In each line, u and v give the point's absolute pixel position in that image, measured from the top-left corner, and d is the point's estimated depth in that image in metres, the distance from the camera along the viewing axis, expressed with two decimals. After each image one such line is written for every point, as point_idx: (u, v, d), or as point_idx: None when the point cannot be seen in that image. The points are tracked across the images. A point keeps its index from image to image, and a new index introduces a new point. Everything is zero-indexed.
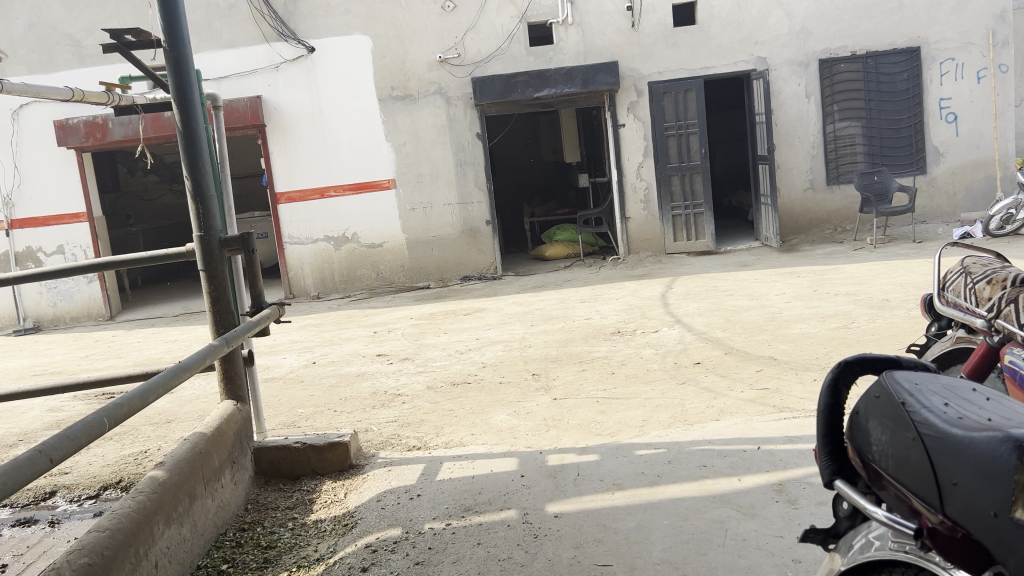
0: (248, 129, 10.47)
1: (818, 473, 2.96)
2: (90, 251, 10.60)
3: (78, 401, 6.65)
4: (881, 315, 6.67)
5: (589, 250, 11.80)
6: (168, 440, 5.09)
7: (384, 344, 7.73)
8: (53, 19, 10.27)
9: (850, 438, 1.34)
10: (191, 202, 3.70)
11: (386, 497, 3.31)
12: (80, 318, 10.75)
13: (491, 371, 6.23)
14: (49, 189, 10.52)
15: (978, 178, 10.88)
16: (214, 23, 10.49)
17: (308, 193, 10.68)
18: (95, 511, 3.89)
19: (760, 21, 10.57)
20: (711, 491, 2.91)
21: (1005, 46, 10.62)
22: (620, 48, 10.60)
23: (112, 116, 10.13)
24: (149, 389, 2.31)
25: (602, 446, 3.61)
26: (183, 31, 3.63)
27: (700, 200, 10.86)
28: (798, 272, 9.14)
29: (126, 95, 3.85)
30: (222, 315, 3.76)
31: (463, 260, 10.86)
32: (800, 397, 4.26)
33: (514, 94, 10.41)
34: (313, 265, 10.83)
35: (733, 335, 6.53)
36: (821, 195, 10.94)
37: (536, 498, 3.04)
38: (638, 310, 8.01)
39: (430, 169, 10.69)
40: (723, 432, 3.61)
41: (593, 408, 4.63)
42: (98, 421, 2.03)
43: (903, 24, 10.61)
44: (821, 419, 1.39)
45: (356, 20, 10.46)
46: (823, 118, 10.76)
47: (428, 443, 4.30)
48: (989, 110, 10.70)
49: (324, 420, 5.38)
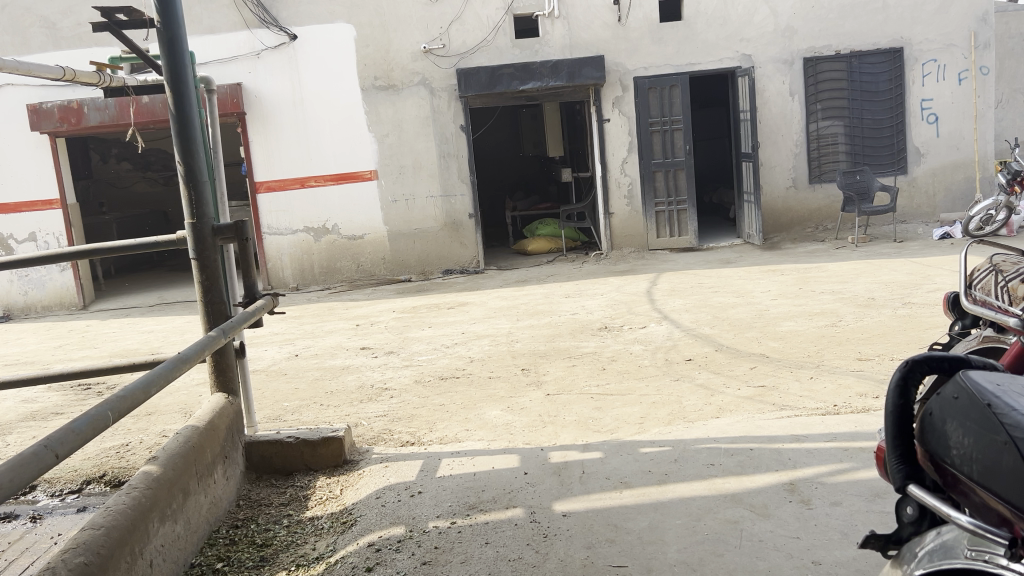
0: (228, 117, 10.28)
1: (829, 474, 2.92)
2: (63, 239, 10.35)
3: (53, 392, 6.47)
4: (868, 313, 6.68)
5: (571, 245, 11.73)
6: (151, 433, 4.95)
7: (367, 337, 7.61)
8: (27, 1, 10.00)
9: (921, 441, 1.30)
10: (184, 188, 3.58)
11: (385, 494, 3.22)
12: (52, 307, 10.51)
13: (479, 365, 6.16)
14: (21, 175, 10.25)
15: (957, 180, 10.99)
16: (194, 7, 10.24)
17: (288, 183, 10.50)
18: (79, 507, 3.76)
19: (747, 18, 10.58)
20: (722, 491, 2.86)
21: (986, 49, 10.71)
22: (606, 42, 10.54)
23: (88, 100, 9.91)
24: (151, 380, 2.20)
25: (605, 443, 3.55)
26: (178, 12, 3.51)
27: (684, 196, 10.86)
28: (782, 269, 9.16)
29: (115, 76, 3.70)
30: (214, 306, 3.65)
31: (445, 253, 10.77)
32: (800, 395, 4.23)
33: (499, 87, 10.32)
34: (292, 256, 10.65)
35: (722, 331, 6.51)
36: (804, 194, 10.96)
37: (542, 496, 2.97)
38: (624, 306, 7.98)
39: (413, 160, 10.58)
40: (727, 429, 3.56)
41: (589, 405, 4.57)
42: (103, 414, 1.92)
43: (887, 24, 10.65)
44: (887, 420, 1.35)
45: (340, 8, 10.31)
46: (807, 117, 10.78)
47: (422, 439, 4.21)
48: (970, 112, 10.80)
49: (312, 414, 5.28)
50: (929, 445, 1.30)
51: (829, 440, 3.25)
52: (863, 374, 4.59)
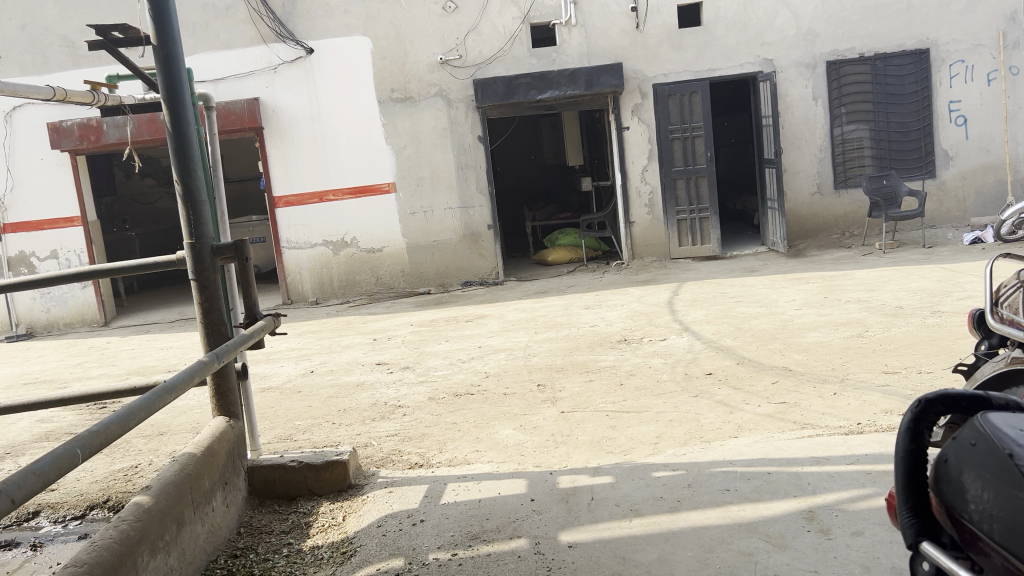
0: (246, 132, 10.26)
1: (850, 501, 2.76)
2: (84, 256, 10.39)
3: (69, 412, 6.45)
4: (896, 323, 6.47)
5: (592, 255, 11.59)
6: (160, 454, 4.89)
7: (383, 352, 7.53)
8: (47, 20, 10.08)
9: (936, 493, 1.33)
10: (182, 207, 3.49)
11: (387, 522, 3.11)
12: (74, 324, 10.55)
13: (494, 381, 6.05)
14: (43, 193, 10.31)
15: (988, 183, 10.72)
16: (211, 23, 10.26)
17: (306, 197, 10.48)
18: (81, 534, 3.69)
19: (768, 22, 10.39)
20: (736, 519, 2.72)
21: (1015, 48, 10.45)
22: (624, 50, 10.42)
23: (107, 117, 9.93)
24: (130, 413, 2.12)
25: (617, 466, 3.41)
26: (174, 28, 3.44)
27: (706, 204, 10.68)
28: (807, 278, 8.95)
29: (112, 96, 3.62)
30: (215, 327, 3.56)
31: (465, 265, 10.68)
32: (822, 412, 4.06)
33: (516, 97, 10.23)
34: (311, 270, 10.62)
35: (744, 343, 6.34)
36: (829, 200, 10.73)
37: (547, 526, 2.84)
38: (644, 317, 7.82)
39: (431, 172, 10.52)
40: (744, 450, 3.41)
41: (603, 423, 4.43)
42: (70, 452, 1.84)
43: (913, 25, 10.42)
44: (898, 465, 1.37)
45: (356, 20, 10.28)
46: (831, 121, 10.57)
47: (430, 461, 4.10)
48: (1000, 113, 10.54)
49: (323, 433, 5.18)
50: (946, 497, 1.33)
51: (851, 463, 3.09)
52: (889, 390, 4.41)
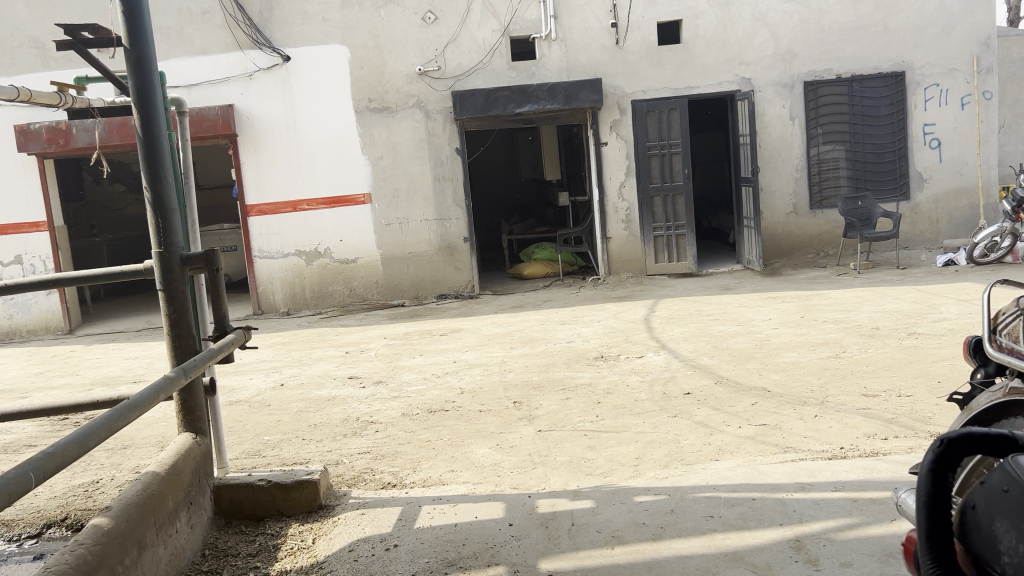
0: (219, 139, 10.07)
1: (838, 530, 2.69)
2: (50, 261, 10.14)
3: (29, 424, 6.24)
4: (873, 344, 6.44)
5: (568, 270, 11.54)
6: (123, 469, 4.72)
7: (356, 365, 7.39)
8: (17, 21, 9.86)
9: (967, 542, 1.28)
10: (151, 215, 3.36)
11: (359, 546, 2.99)
12: (37, 331, 10.29)
13: (469, 397, 5.94)
14: (8, 197, 10.06)
15: (960, 206, 10.82)
16: (186, 28, 10.09)
17: (280, 206, 10.32)
18: (35, 554, 3.51)
19: (746, 41, 10.44)
20: (721, 548, 2.64)
21: (988, 74, 10.58)
22: (604, 65, 10.40)
23: (76, 121, 9.74)
24: (89, 433, 2.00)
25: (597, 490, 3.32)
26: (147, 30, 3.32)
27: (682, 221, 10.67)
28: (782, 297, 8.94)
29: (79, 97, 3.47)
30: (182, 340, 3.42)
31: (439, 277, 10.57)
32: (803, 436, 4.00)
33: (495, 109, 10.16)
34: (283, 280, 10.44)
35: (722, 362, 6.30)
36: (805, 220, 10.77)
37: (525, 553, 2.74)
38: (621, 334, 7.75)
39: (407, 183, 10.41)
40: (727, 475, 3.33)
41: (581, 443, 4.34)
42: (23, 477, 1.73)
43: (889, 48, 10.52)
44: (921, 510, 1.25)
45: (334, 29, 10.19)
46: (807, 141, 10.63)
47: (404, 481, 3.99)
48: (973, 137, 10.65)
49: (292, 449, 5.04)
50: (975, 545, 1.27)
51: (836, 490, 3.02)
52: (871, 413, 4.36)
